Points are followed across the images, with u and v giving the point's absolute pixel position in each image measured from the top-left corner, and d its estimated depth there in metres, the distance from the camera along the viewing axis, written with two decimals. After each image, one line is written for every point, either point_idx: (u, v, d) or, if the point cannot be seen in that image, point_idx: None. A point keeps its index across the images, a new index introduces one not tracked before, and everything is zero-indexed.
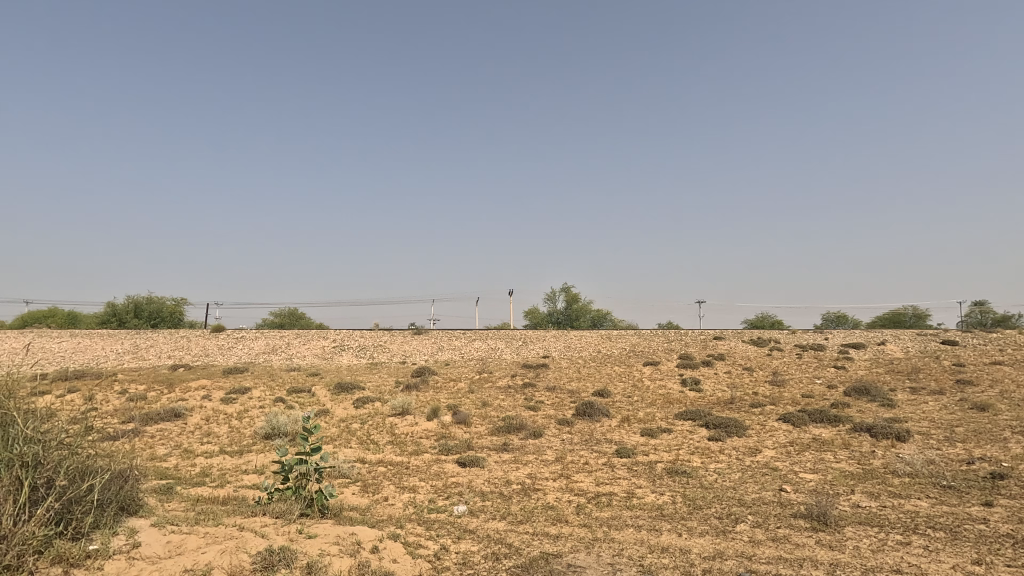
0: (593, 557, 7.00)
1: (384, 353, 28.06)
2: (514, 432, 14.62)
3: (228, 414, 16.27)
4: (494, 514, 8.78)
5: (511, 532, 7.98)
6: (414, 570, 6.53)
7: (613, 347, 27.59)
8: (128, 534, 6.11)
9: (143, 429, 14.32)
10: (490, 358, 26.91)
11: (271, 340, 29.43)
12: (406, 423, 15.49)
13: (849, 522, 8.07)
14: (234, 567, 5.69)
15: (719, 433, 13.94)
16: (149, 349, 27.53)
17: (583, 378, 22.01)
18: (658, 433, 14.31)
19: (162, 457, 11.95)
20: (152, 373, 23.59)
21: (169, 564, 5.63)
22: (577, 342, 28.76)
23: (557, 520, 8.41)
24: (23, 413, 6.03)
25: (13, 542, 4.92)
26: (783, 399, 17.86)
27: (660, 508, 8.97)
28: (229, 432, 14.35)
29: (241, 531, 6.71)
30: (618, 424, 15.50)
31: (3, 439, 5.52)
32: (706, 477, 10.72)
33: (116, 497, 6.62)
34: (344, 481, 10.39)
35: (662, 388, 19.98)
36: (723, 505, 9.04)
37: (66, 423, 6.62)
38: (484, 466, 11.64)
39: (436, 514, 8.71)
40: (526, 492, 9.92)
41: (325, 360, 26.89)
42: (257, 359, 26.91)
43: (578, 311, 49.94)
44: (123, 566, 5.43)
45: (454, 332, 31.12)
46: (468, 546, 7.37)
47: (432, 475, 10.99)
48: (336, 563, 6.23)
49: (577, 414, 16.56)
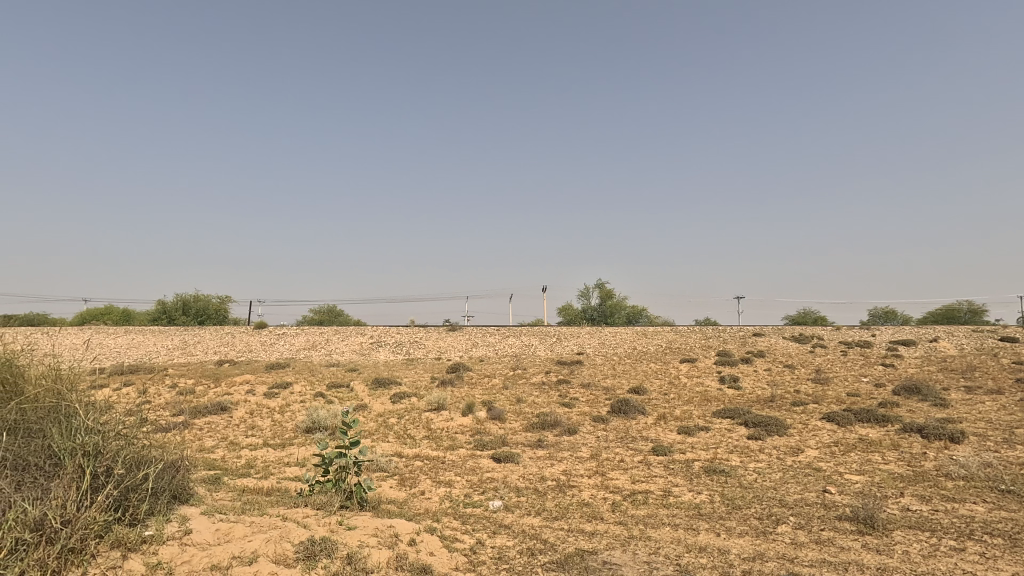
0: (629, 555, 6.94)
1: (419, 350, 28.44)
2: (548, 428, 14.64)
3: (271, 408, 16.83)
4: (530, 509, 8.82)
5: (547, 528, 8.00)
6: (451, 563, 6.63)
7: (648, 344, 27.20)
8: (181, 521, 6.39)
9: (193, 422, 14.97)
10: (524, 354, 26.95)
11: (311, 336, 30.28)
12: (442, 419, 15.71)
13: (898, 526, 7.77)
14: (279, 556, 5.91)
15: (759, 431, 13.58)
16: (197, 345, 28.68)
17: (618, 375, 21.80)
18: (695, 431, 14.08)
19: (210, 448, 12.45)
20: (200, 368, 24.56)
21: (219, 550, 5.87)
22: (612, 338, 28.56)
23: (592, 518, 8.38)
24: (83, 406, 6.43)
25: (76, 527, 5.24)
26: (827, 397, 17.28)
27: (698, 508, 8.82)
28: (272, 425, 14.84)
29: (285, 521, 6.93)
30: (654, 422, 15.31)
31: (68, 429, 5.89)
32: (745, 476, 10.49)
33: (170, 485, 6.94)
34: (382, 475, 10.65)
35: (700, 386, 19.65)
36: (764, 505, 8.83)
37: (123, 415, 7.00)
38: (519, 462, 11.69)
39: (472, 509, 8.82)
40: (561, 489, 9.93)
41: (363, 356, 27.53)
42: (298, 355, 27.73)
43: (613, 308, 49.56)
44: (176, 552, 5.68)
45: (488, 329, 31.26)
46: (504, 541, 7.44)
47: (468, 471, 11.12)
48: (375, 554, 6.37)
49: (612, 411, 16.44)
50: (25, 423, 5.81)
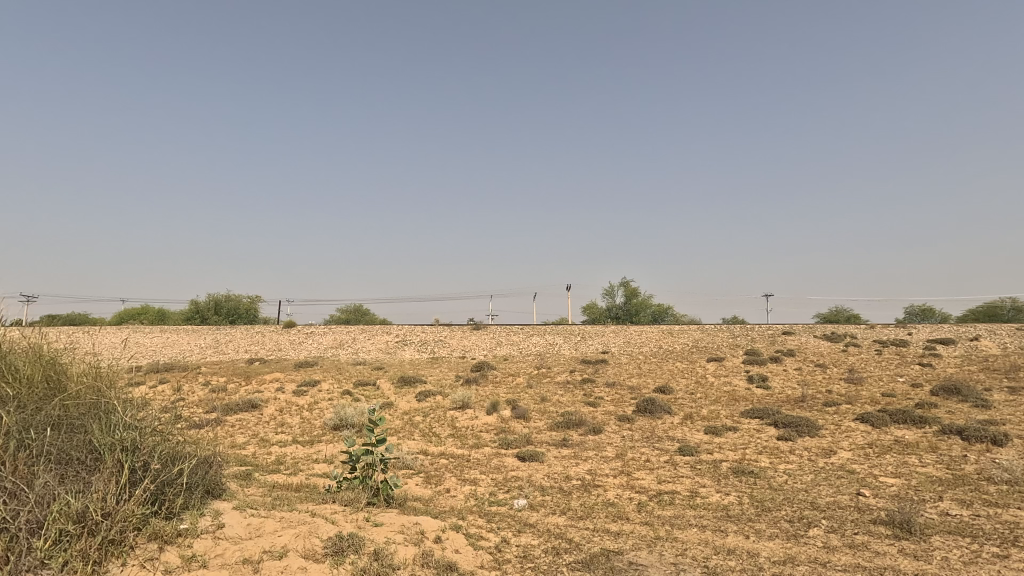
0: (656, 556, 6.88)
1: (444, 348, 28.62)
2: (573, 427, 14.59)
3: (300, 405, 17.15)
4: (555, 509, 8.80)
5: (572, 527, 7.97)
6: (476, 561, 6.64)
7: (674, 342, 26.87)
8: (214, 515, 6.56)
9: (225, 418, 15.35)
10: (548, 353, 26.88)
11: (339, 335, 30.76)
12: (467, 417, 15.80)
13: (937, 531, 7.51)
14: (308, 551, 6.02)
15: (790, 432, 13.27)
16: (229, 344, 29.40)
17: (643, 374, 21.58)
18: (723, 431, 13.85)
19: (241, 445, 12.76)
20: (231, 366, 25.15)
21: (250, 545, 6.02)
22: (638, 337, 28.30)
23: (618, 518, 8.31)
24: (122, 403, 6.68)
25: (116, 519, 5.43)
26: (860, 398, 16.82)
27: (726, 509, 8.69)
28: (301, 423, 15.11)
29: (314, 517, 7.06)
30: (681, 422, 15.09)
31: (107, 425, 6.11)
32: (775, 478, 10.27)
33: (203, 480, 7.13)
34: (408, 472, 10.76)
35: (727, 385, 19.31)
36: (795, 507, 8.64)
37: (159, 412, 7.23)
38: (544, 461, 11.68)
39: (497, 507, 8.85)
40: (586, 488, 9.87)
41: (388, 355, 27.87)
42: (325, 354, 28.19)
43: (638, 307, 49.11)
44: (210, 545, 5.84)
45: (513, 328, 31.27)
46: (528, 540, 7.43)
47: (493, 469, 11.16)
48: (401, 551, 6.44)
49: (638, 410, 16.28)
50: (69, 418, 6.01)
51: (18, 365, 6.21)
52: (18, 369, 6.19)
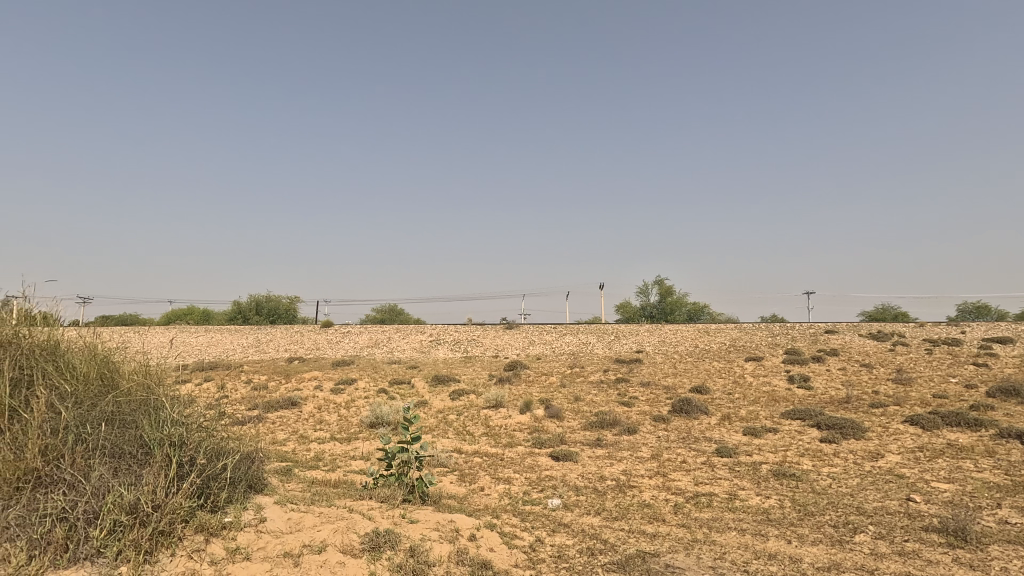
0: (693, 559, 6.74)
1: (477, 348, 28.78)
2: (607, 427, 14.45)
3: (337, 403, 17.53)
4: (589, 509, 8.74)
5: (607, 528, 7.89)
6: (511, 560, 6.65)
7: (711, 341, 26.33)
8: (256, 509, 6.75)
9: (266, 416, 15.82)
10: (581, 352, 26.72)
11: (374, 335, 31.32)
12: (500, 416, 15.84)
13: (995, 540, 7.12)
14: (346, 546, 6.14)
15: (834, 434, 12.81)
16: (270, 343, 30.30)
17: (679, 374, 21.21)
18: (762, 432, 13.48)
19: (282, 441, 13.12)
20: (272, 365, 25.90)
21: (290, 538, 6.17)
22: (673, 336, 27.86)
23: (654, 519, 8.19)
24: (170, 399, 6.97)
25: (166, 511, 5.63)
26: (909, 399, 16.11)
27: (766, 512, 8.46)
28: (339, 420, 15.44)
29: (351, 512, 7.20)
30: (718, 422, 14.78)
31: (157, 421, 6.38)
32: (818, 482, 9.93)
33: (246, 476, 7.35)
34: (442, 470, 10.86)
35: (767, 385, 18.79)
36: (840, 512, 8.33)
37: (204, 409, 7.50)
38: (578, 460, 11.61)
39: (531, 506, 8.84)
40: (621, 489, 9.76)
41: (423, 354, 28.20)
42: (361, 353, 28.73)
43: (672, 306, 48.40)
44: (253, 538, 6.01)
45: (545, 327, 31.20)
46: (562, 540, 7.40)
47: (527, 468, 11.16)
48: (436, 548, 6.50)
49: (673, 411, 16.01)
50: (121, 413, 6.30)
51: (74, 363, 6.55)
52: (75, 366, 6.52)
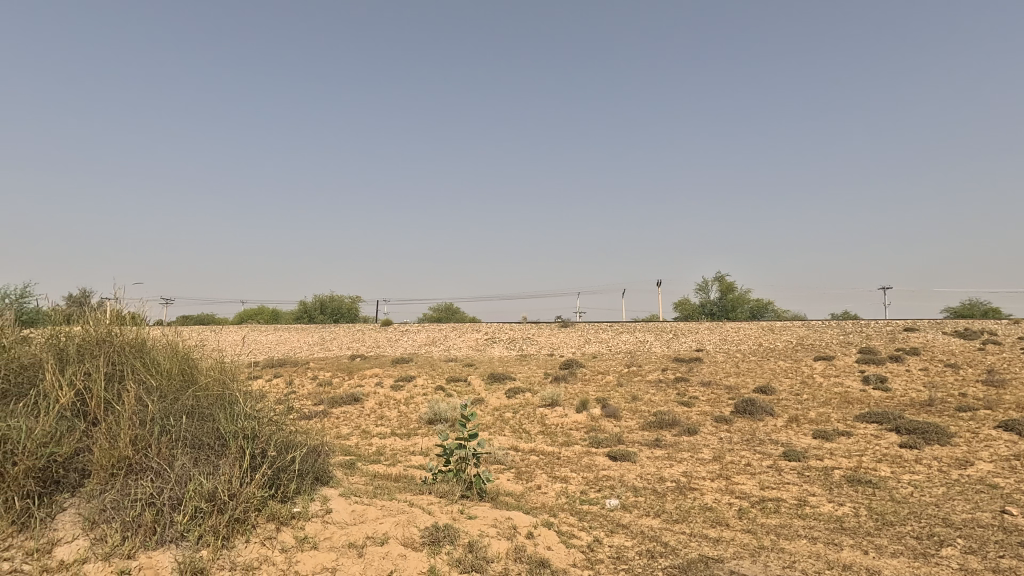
0: (759, 566, 6.47)
1: (532, 346, 28.82)
2: (666, 427, 14.12)
3: (397, 399, 18.04)
4: (649, 511, 8.54)
5: (667, 531, 7.70)
6: (569, 559, 6.61)
7: (776, 340, 25.16)
8: (323, 501, 7.04)
9: (331, 411, 16.48)
10: (639, 351, 26.22)
11: (432, 333, 31.98)
12: (556, 414, 15.79)
13: None
14: (407, 539, 6.30)
15: (915, 439, 11.94)
16: (333, 341, 31.54)
17: (742, 373, 20.41)
18: (834, 436, 12.75)
19: (345, 435, 13.63)
20: (335, 362, 26.98)
21: (355, 530, 6.39)
22: (735, 334, 26.86)
23: (717, 523, 7.92)
24: (243, 394, 7.38)
25: (241, 500, 5.94)
26: (1003, 402, 14.78)
27: (840, 520, 7.99)
28: (398, 416, 15.88)
29: (411, 506, 7.37)
30: (785, 424, 14.11)
31: (232, 415, 6.77)
32: (898, 490, 9.28)
33: (313, 468, 7.67)
34: (499, 467, 10.95)
35: (838, 386, 17.77)
36: (923, 523, 7.76)
37: (274, 403, 7.88)
38: (636, 460, 11.40)
39: (588, 506, 8.74)
40: (681, 491, 9.49)
41: (478, 352, 28.55)
42: (419, 351, 29.41)
43: (734, 303, 46.70)
44: (320, 528, 6.27)
45: (601, 325, 30.84)
46: (621, 541, 7.27)
47: (584, 467, 11.06)
48: (494, 544, 6.55)
49: (736, 411, 15.42)
50: (201, 407, 6.72)
51: (160, 360, 7.05)
52: (160, 363, 7.02)
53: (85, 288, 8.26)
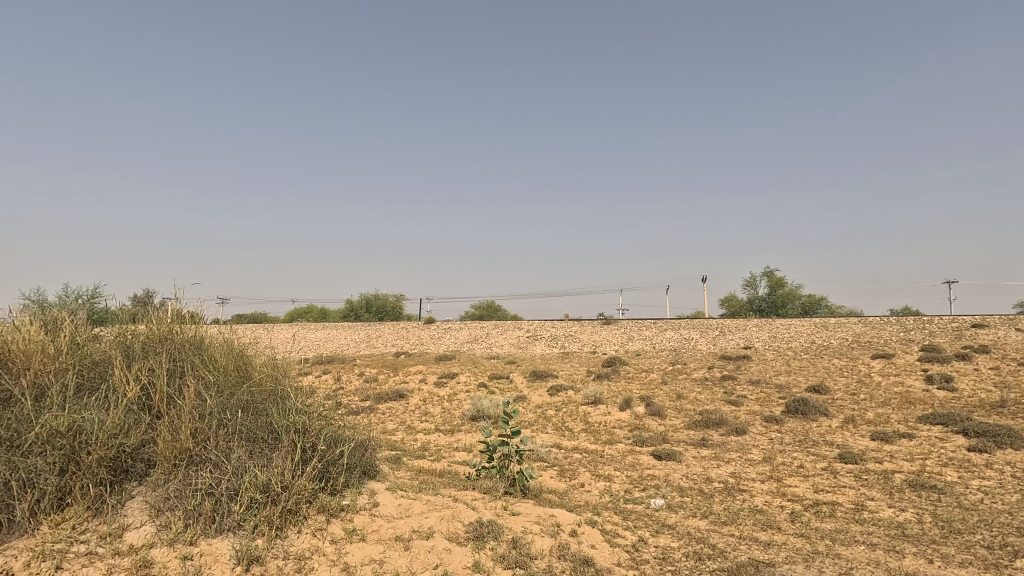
0: (814, 572, 6.23)
1: (574, 343, 28.67)
2: (713, 427, 13.78)
3: (440, 396, 18.30)
4: (695, 511, 8.35)
5: (715, 533, 7.51)
6: (613, 558, 6.54)
7: (830, 337, 24.12)
8: (370, 494, 7.21)
9: (377, 406, 16.87)
10: (684, 348, 25.67)
11: (474, 331, 32.27)
12: (599, 412, 15.66)
13: None
14: (452, 534, 6.38)
15: (985, 443, 11.21)
16: (378, 339, 32.27)
17: (793, 372, 19.68)
18: (895, 438, 12.13)
19: (391, 431, 13.94)
20: (381, 359, 27.62)
21: (401, 523, 6.52)
22: (785, 331, 25.93)
23: (768, 527, 7.67)
24: (294, 390, 7.65)
25: (293, 491, 6.16)
26: None
27: (901, 527, 7.60)
28: (442, 412, 16.10)
29: (456, 502, 7.46)
30: (841, 425, 13.52)
31: (283, 410, 7.03)
32: (966, 496, 8.74)
33: (360, 462, 7.88)
34: (542, 464, 10.95)
35: (898, 386, 16.89)
36: (994, 532, 7.28)
37: (323, 399, 8.14)
38: (682, 460, 11.17)
39: (633, 505, 8.62)
40: (730, 492, 9.24)
41: (520, 349, 28.62)
42: (462, 348, 29.73)
43: (784, 299, 45.13)
44: (368, 521, 6.42)
45: (644, 322, 30.37)
46: (667, 542, 7.15)
47: (628, 466, 10.92)
48: (538, 541, 6.55)
49: (787, 411, 14.88)
50: (255, 402, 7.01)
51: (216, 356, 7.39)
52: (217, 359, 7.35)
53: (148, 289, 8.75)
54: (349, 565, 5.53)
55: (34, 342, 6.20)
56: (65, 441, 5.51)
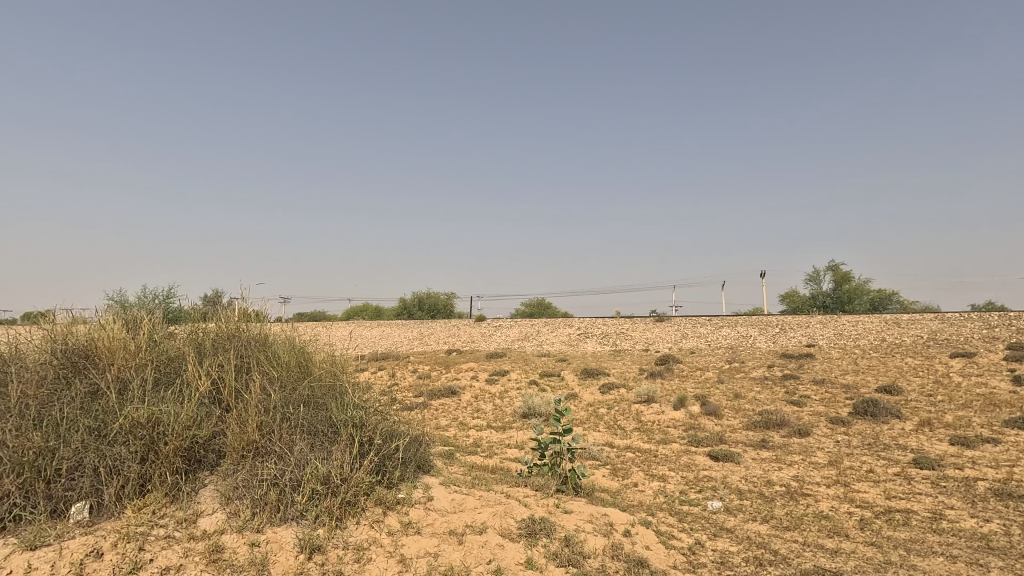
0: None
1: (626, 341, 28.24)
2: (774, 428, 13.24)
3: (491, 393, 18.46)
4: (756, 515, 8.05)
5: (777, 538, 7.22)
6: (669, 560, 6.39)
7: (902, 335, 22.66)
8: (425, 488, 7.36)
9: (430, 403, 17.20)
10: (741, 346, 24.78)
11: (525, 328, 32.34)
12: (652, 411, 15.36)
13: None
14: (505, 530, 6.42)
15: None
16: (431, 336, 32.88)
17: (861, 371, 18.63)
18: (977, 443, 11.26)
19: (444, 427, 14.17)
20: (433, 356, 28.16)
21: (455, 518, 6.62)
22: (852, 328, 24.58)
23: (834, 533, 7.29)
24: (351, 386, 7.92)
25: (351, 484, 6.36)
26: None
27: (985, 539, 7.05)
28: (494, 409, 16.24)
29: (508, 498, 7.51)
30: (915, 428, 12.69)
31: (342, 405, 7.28)
32: None
33: (415, 457, 8.05)
34: (595, 463, 10.85)
35: (980, 387, 15.67)
36: None
37: (379, 395, 8.37)
38: (740, 462, 10.80)
39: (689, 507, 8.41)
40: (793, 496, 8.85)
41: (571, 347, 28.48)
42: (513, 345, 29.87)
43: (850, 294, 42.80)
44: (422, 514, 6.56)
45: (699, 319, 29.53)
46: (726, 546, 6.92)
47: (683, 466, 10.65)
48: (591, 540, 6.49)
49: (855, 413, 14.10)
50: (315, 397, 7.30)
51: (280, 353, 7.75)
52: (280, 356, 7.70)
53: (217, 289, 9.27)
54: (406, 557, 5.67)
55: (117, 339, 6.67)
56: (145, 432, 5.92)
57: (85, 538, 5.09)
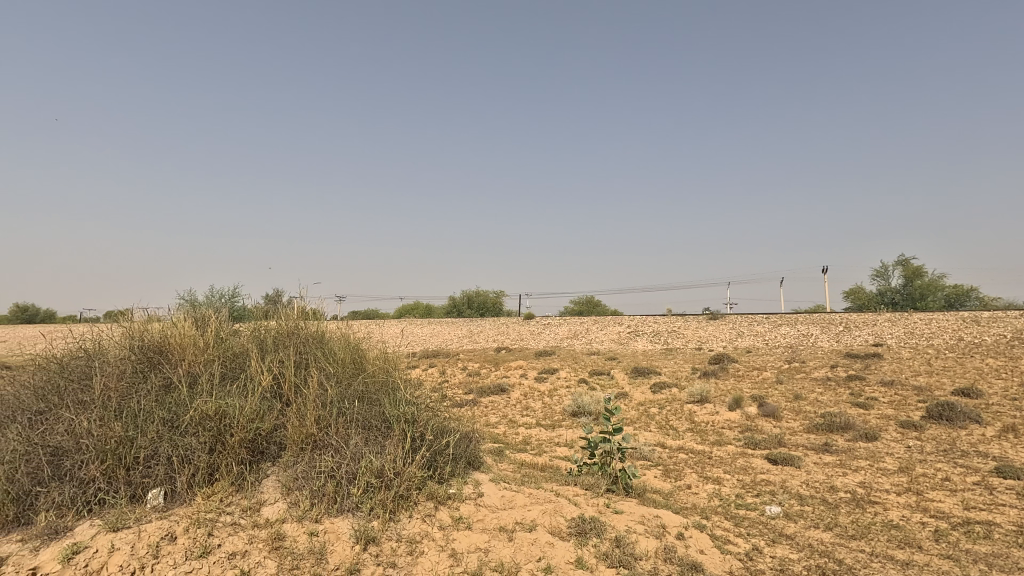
0: None
1: (678, 339, 27.58)
2: (837, 431, 12.60)
3: (540, 391, 18.45)
4: (818, 522, 7.69)
5: (841, 547, 6.87)
6: (724, 566, 6.21)
7: (982, 334, 21.09)
8: (475, 484, 7.45)
9: (480, 400, 17.35)
10: (802, 345, 23.73)
11: (574, 326, 32.12)
12: (706, 412, 14.93)
13: None
14: (555, 528, 6.41)
15: None
16: (480, 334, 33.19)
17: (935, 372, 17.45)
18: None
19: (494, 424, 14.28)
20: (483, 354, 28.42)
21: (504, 514, 6.66)
22: (925, 327, 23.08)
23: (905, 544, 6.87)
24: (403, 382, 8.11)
25: (404, 477, 6.51)
26: None
27: None
28: (543, 407, 16.22)
29: (558, 496, 7.48)
30: (997, 434, 11.77)
31: (394, 401, 7.47)
32: None
33: (465, 453, 8.15)
34: (646, 463, 10.65)
35: None
36: None
37: (430, 391, 8.53)
38: (801, 466, 10.34)
39: (745, 511, 8.12)
40: (859, 504, 8.39)
41: (621, 345, 28.10)
42: (562, 344, 29.75)
43: (923, 291, 40.29)
44: (473, 510, 6.63)
45: (755, 317, 28.49)
46: (786, 553, 6.65)
47: (740, 469, 10.30)
48: (643, 542, 6.38)
49: (928, 417, 13.22)
50: (369, 393, 7.52)
51: (336, 350, 8.03)
52: (336, 353, 7.98)
53: (277, 289, 9.70)
54: (457, 551, 5.75)
55: (187, 336, 7.08)
56: (213, 424, 6.27)
57: (160, 522, 5.44)
